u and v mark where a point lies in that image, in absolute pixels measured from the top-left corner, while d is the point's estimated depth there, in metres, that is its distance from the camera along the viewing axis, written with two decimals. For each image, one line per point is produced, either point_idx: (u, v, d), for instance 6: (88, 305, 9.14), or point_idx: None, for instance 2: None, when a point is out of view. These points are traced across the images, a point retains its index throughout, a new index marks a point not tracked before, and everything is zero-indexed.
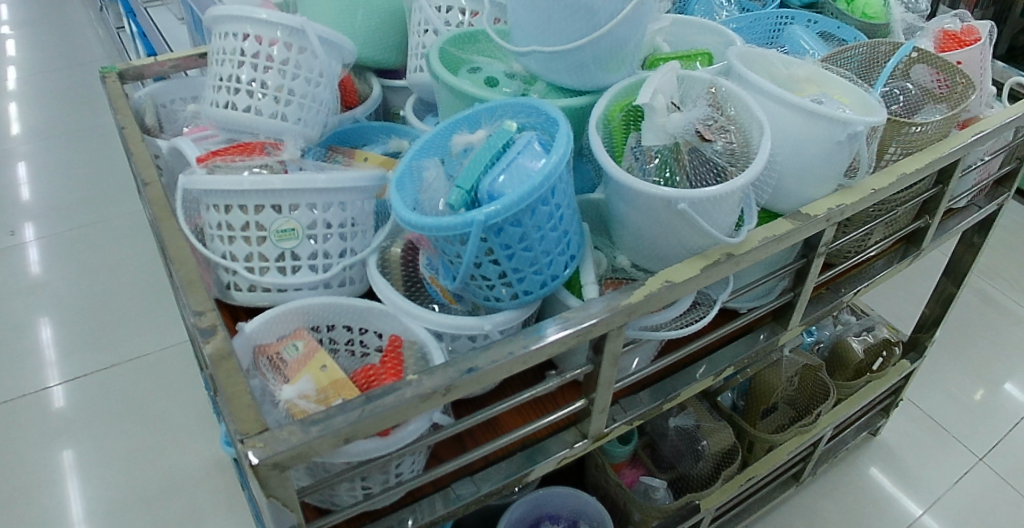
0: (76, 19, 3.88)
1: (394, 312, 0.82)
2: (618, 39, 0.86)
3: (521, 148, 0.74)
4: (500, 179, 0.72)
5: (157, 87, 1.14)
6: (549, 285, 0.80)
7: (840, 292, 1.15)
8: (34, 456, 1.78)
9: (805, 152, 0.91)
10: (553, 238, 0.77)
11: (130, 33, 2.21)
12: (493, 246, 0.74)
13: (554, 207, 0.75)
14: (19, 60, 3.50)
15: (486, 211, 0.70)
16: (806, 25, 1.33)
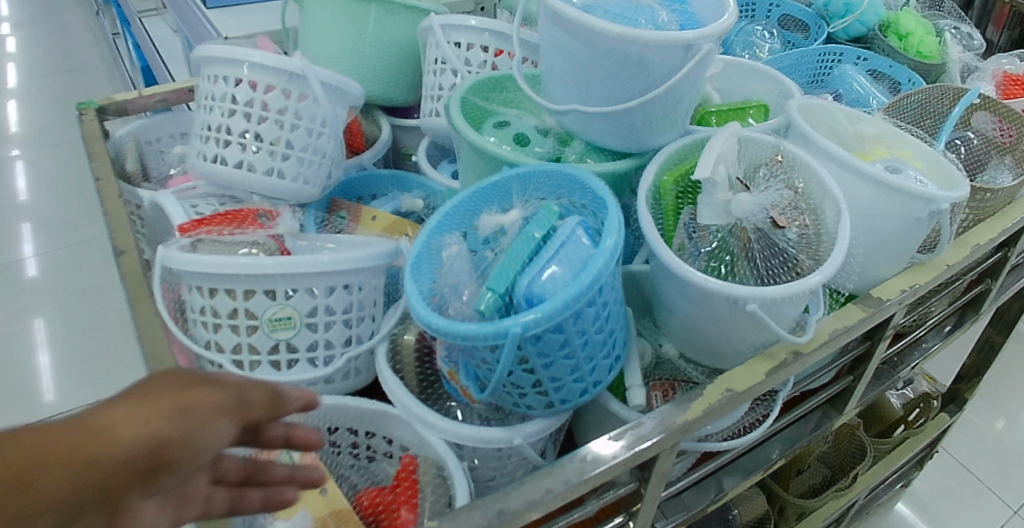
0: (70, 18, 3.73)
1: (406, 418, 0.70)
2: (673, 100, 0.74)
3: (565, 239, 0.62)
4: (541, 278, 0.60)
5: (141, 124, 1.02)
6: (589, 392, 0.68)
7: (897, 367, 1.03)
8: None
9: (879, 228, 0.79)
10: (598, 341, 0.65)
11: (123, 42, 2.08)
12: (528, 355, 0.62)
13: (601, 307, 0.63)
14: (9, 59, 3.35)
15: (525, 320, 0.58)
16: (856, 62, 1.21)
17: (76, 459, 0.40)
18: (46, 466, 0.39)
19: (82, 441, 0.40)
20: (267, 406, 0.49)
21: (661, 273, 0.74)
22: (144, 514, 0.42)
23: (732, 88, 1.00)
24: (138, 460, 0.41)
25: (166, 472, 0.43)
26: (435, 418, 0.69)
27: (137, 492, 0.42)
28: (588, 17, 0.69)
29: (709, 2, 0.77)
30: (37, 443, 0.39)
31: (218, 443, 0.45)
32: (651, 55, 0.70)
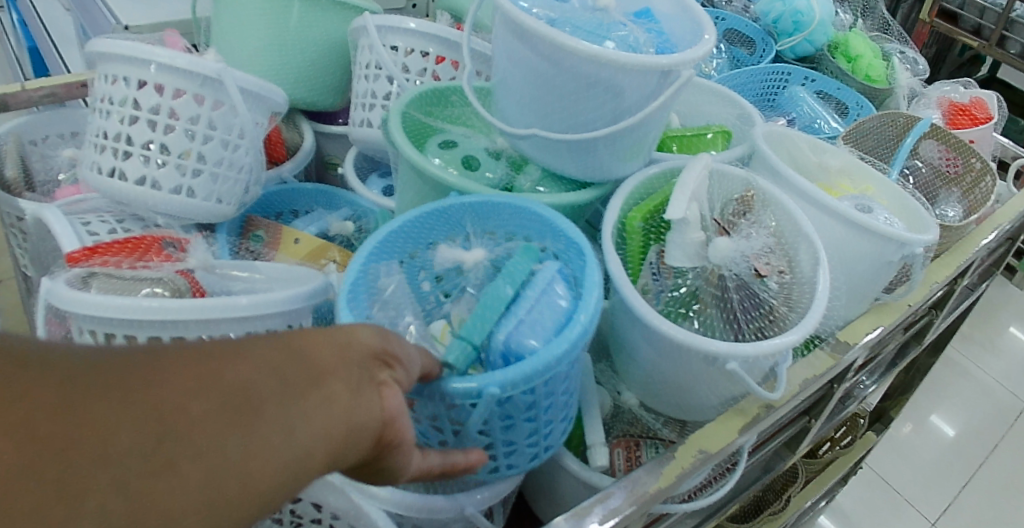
0: None
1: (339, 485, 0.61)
2: (643, 128, 0.68)
3: (545, 288, 0.56)
4: (520, 332, 0.53)
5: (23, 121, 0.87)
6: (540, 458, 0.60)
7: (847, 402, 1.01)
8: None
9: (848, 270, 0.75)
10: (562, 404, 0.58)
11: (8, 19, 1.86)
12: (491, 418, 0.53)
13: (572, 369, 0.57)
14: None
15: (504, 380, 0.50)
16: (803, 82, 1.16)
17: (327, 344, 0.40)
18: (313, 348, 0.39)
19: (326, 332, 0.41)
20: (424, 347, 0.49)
21: (624, 315, 0.67)
22: (396, 394, 0.42)
23: (693, 110, 0.95)
24: (372, 345, 0.42)
25: (396, 363, 0.44)
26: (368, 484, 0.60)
27: (383, 371, 0.42)
28: (556, 31, 0.61)
29: (685, 25, 0.73)
30: (295, 334, 0.40)
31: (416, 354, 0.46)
32: (624, 80, 0.63)
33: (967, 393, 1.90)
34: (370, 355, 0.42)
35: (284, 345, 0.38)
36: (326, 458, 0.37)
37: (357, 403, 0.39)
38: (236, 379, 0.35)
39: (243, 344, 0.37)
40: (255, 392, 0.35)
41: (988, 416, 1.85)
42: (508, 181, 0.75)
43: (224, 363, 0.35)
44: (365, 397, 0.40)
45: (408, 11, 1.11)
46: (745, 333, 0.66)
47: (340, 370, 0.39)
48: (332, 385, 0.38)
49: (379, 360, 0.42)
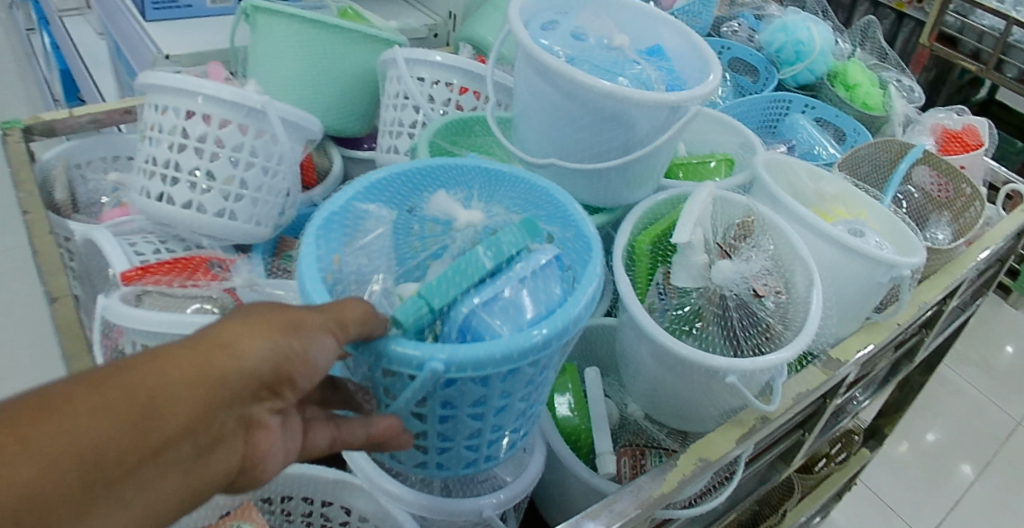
0: None
1: (368, 488, 0.67)
2: (652, 157, 0.73)
3: (536, 275, 0.53)
4: (489, 317, 0.50)
5: (71, 146, 0.93)
6: (476, 466, 0.58)
7: (841, 418, 1.06)
8: None
9: (842, 290, 0.80)
10: (516, 409, 0.55)
11: (44, 44, 1.95)
12: (432, 401, 0.51)
13: (536, 375, 0.54)
14: None
15: (452, 359, 0.47)
16: (804, 110, 1.23)
17: (203, 388, 0.37)
18: (184, 397, 0.36)
19: (207, 364, 0.38)
20: (363, 318, 0.46)
21: (631, 329, 0.74)
22: (271, 432, 0.42)
23: (698, 138, 1.01)
24: (260, 375, 0.40)
25: (281, 390, 0.42)
26: (393, 486, 0.65)
27: (260, 406, 0.41)
28: (572, 70, 0.66)
29: (695, 64, 0.79)
30: (167, 374, 0.36)
31: (327, 360, 0.43)
32: (638, 114, 0.68)
33: (961, 411, 1.94)
34: (252, 389, 0.40)
35: (150, 395, 0.35)
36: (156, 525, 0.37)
37: (210, 463, 0.38)
38: (82, 460, 0.33)
39: (98, 404, 0.34)
40: (102, 472, 0.34)
41: (981, 434, 1.89)
42: None
43: (70, 438, 0.33)
44: (223, 453, 0.39)
45: (430, 41, 1.16)
46: (744, 349, 0.72)
47: (208, 424, 0.37)
48: (189, 448, 0.37)
49: (260, 391, 0.40)
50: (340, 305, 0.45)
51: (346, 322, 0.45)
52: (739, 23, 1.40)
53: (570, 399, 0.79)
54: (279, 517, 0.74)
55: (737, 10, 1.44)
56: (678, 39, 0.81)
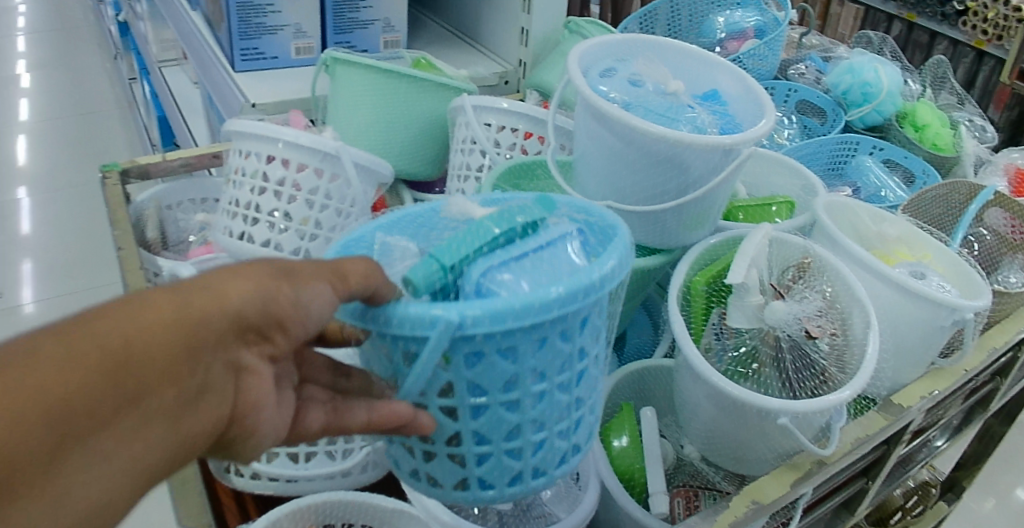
0: (91, 72, 3.84)
1: (424, 518, 0.70)
2: (707, 201, 0.74)
3: (556, 239, 0.50)
4: (506, 277, 0.47)
5: (163, 189, 1.02)
6: (523, 482, 0.54)
7: (908, 467, 1.02)
8: None
9: (904, 334, 0.79)
10: (554, 398, 0.51)
11: (145, 95, 2.13)
12: (458, 388, 0.48)
13: (570, 348, 0.49)
14: (26, 108, 3.44)
15: (468, 312, 0.44)
16: (871, 152, 1.19)
17: (181, 333, 0.37)
18: (166, 341, 0.36)
19: (184, 310, 0.37)
20: (367, 276, 0.44)
21: (687, 371, 0.75)
22: (261, 381, 0.42)
23: (757, 180, 1.01)
24: (243, 317, 0.40)
25: (270, 335, 0.42)
26: (448, 517, 0.68)
27: (246, 351, 0.41)
28: (628, 115, 0.68)
29: (751, 108, 0.78)
30: (142, 321, 0.36)
31: (323, 310, 0.43)
32: (691, 156, 0.69)
33: None
34: (234, 332, 0.39)
35: (124, 342, 0.35)
36: (146, 476, 0.37)
37: (200, 411, 0.39)
38: (50, 415, 0.32)
39: (66, 355, 0.33)
40: (76, 427, 0.33)
41: None
42: None
43: (37, 394, 0.32)
44: (211, 400, 0.39)
45: (501, 88, 1.21)
46: (800, 393, 0.71)
47: (191, 368, 0.37)
48: (173, 396, 0.37)
49: (243, 335, 0.40)
50: (341, 263, 0.44)
51: (341, 272, 0.44)
52: (806, 65, 1.39)
53: (627, 440, 0.79)
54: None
55: (805, 53, 1.44)
56: (735, 84, 0.81)
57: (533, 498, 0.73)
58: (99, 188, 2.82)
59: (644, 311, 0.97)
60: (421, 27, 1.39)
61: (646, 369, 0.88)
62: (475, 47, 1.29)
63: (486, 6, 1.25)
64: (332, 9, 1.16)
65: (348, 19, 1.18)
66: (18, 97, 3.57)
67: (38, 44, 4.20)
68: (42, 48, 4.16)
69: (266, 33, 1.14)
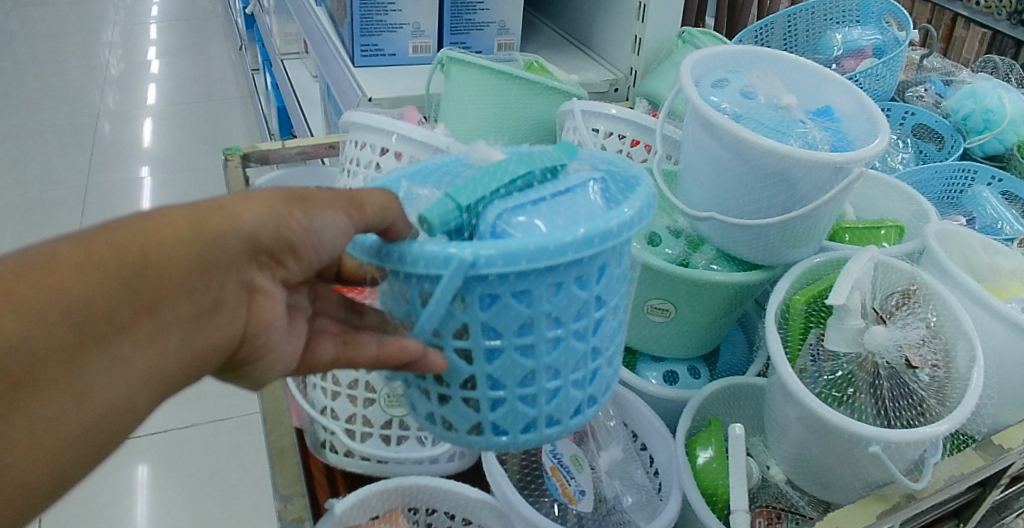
0: (216, 62, 4.11)
1: (506, 509, 0.74)
2: (813, 222, 0.73)
3: (576, 186, 0.49)
4: (523, 220, 0.46)
5: (279, 174, 1.09)
6: (537, 431, 0.52)
7: (1007, 514, 0.98)
8: (86, 505, 1.67)
9: (1012, 375, 0.76)
10: (569, 346, 0.49)
11: (267, 87, 2.27)
12: (473, 330, 0.47)
13: (587, 295, 0.48)
14: (157, 93, 3.72)
15: (481, 251, 0.43)
16: (989, 182, 1.13)
17: (196, 249, 0.41)
18: (183, 255, 0.40)
19: (199, 227, 0.41)
20: (384, 208, 0.46)
21: (782, 391, 0.74)
22: (270, 301, 0.46)
23: (868, 204, 0.98)
24: (255, 238, 0.43)
25: (281, 258, 0.45)
26: (528, 511, 0.71)
27: (258, 273, 0.45)
28: (740, 127, 0.69)
29: (863, 125, 0.75)
30: (160, 235, 0.40)
31: (335, 237, 0.45)
32: (800, 172, 0.69)
33: None
34: (245, 253, 0.43)
35: (142, 252, 0.39)
36: (162, 380, 0.41)
37: (210, 325, 0.43)
38: (71, 315, 0.36)
39: (89, 262, 0.37)
40: (95, 328, 0.37)
41: None
42: (685, 257, 0.84)
43: (61, 295, 0.36)
44: (223, 315, 0.43)
45: (611, 95, 1.23)
46: (895, 422, 0.70)
47: (203, 283, 0.41)
48: (187, 308, 0.41)
49: (255, 257, 0.44)
50: (358, 193, 0.46)
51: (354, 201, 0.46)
52: (926, 88, 1.33)
53: (711, 455, 0.79)
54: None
55: (925, 76, 1.38)
56: (847, 99, 0.79)
57: (614, 504, 0.80)
58: (218, 172, 3.02)
59: (739, 328, 0.98)
60: (535, 31, 1.42)
61: (737, 386, 0.87)
62: (586, 53, 1.32)
63: (600, 13, 1.27)
64: (450, 11, 1.21)
65: (465, 21, 1.22)
66: (148, 82, 3.85)
67: (169, 34, 4.52)
68: (172, 37, 4.46)
69: (386, 31, 1.20)
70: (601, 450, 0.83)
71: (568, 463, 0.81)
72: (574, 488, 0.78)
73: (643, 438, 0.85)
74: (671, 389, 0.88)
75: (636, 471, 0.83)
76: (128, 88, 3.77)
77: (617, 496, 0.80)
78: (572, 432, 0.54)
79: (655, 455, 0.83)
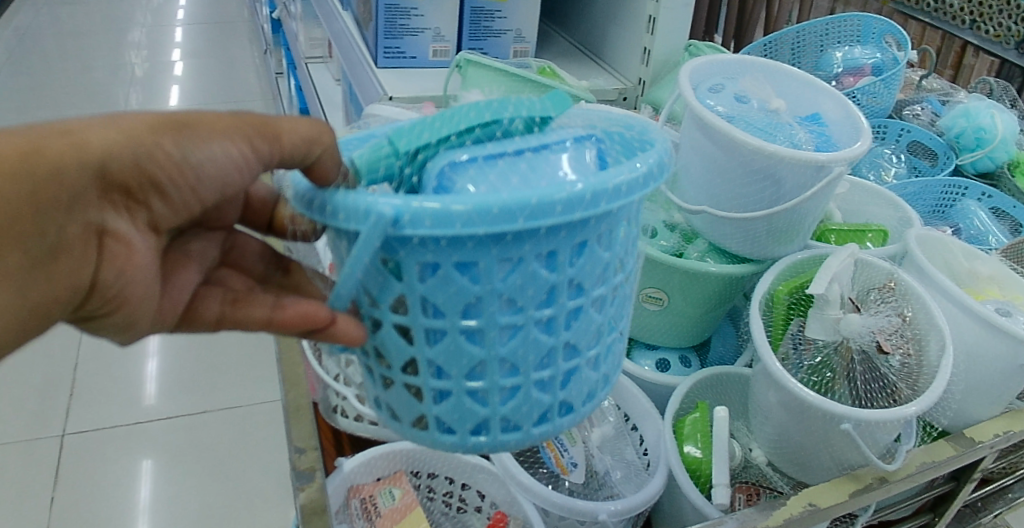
0: (240, 66, 4.22)
1: (502, 476, 0.80)
2: (798, 217, 0.78)
3: (549, 144, 0.49)
4: (469, 174, 0.47)
5: None
6: (489, 434, 0.52)
7: (985, 511, 1.01)
8: (98, 487, 1.73)
9: (981, 372, 0.80)
10: (525, 340, 0.48)
11: (292, 89, 2.34)
12: (411, 304, 0.47)
13: (549, 284, 0.46)
14: (182, 95, 3.83)
15: (406, 207, 0.42)
16: (979, 198, 1.18)
17: (24, 189, 0.44)
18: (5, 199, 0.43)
19: (32, 163, 0.44)
20: (301, 143, 0.47)
21: (765, 375, 0.79)
22: (126, 245, 0.49)
23: (855, 209, 1.03)
24: (106, 169, 0.46)
25: (140, 198, 0.48)
26: (526, 479, 0.77)
27: (112, 214, 0.48)
28: (732, 126, 0.75)
29: (847, 131, 0.81)
30: None
31: (216, 166, 0.47)
32: (784, 170, 0.74)
33: None
34: (93, 184, 0.46)
35: None
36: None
37: (55, 269, 0.47)
38: None
39: None
40: None
41: None
42: (680, 249, 0.90)
43: None
44: (67, 261, 0.47)
45: (621, 103, 1.29)
46: (868, 404, 0.74)
47: (37, 225, 0.45)
48: (17, 256, 0.45)
49: (107, 196, 0.47)
50: (276, 125, 0.48)
51: (265, 131, 0.47)
52: (923, 107, 1.38)
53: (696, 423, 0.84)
54: (423, 492, 0.87)
55: (923, 96, 1.43)
56: (836, 109, 0.84)
57: (605, 478, 0.84)
58: None
59: (730, 323, 1.03)
60: (550, 42, 1.49)
61: (724, 374, 0.93)
62: (598, 63, 1.38)
63: (612, 25, 1.33)
64: (471, 18, 1.27)
65: (484, 28, 1.29)
66: (172, 84, 3.95)
67: (194, 37, 4.62)
68: (200, 40, 4.59)
69: (408, 35, 1.27)
70: (594, 427, 0.88)
71: (561, 436, 0.84)
72: (566, 460, 0.83)
73: (635, 419, 0.91)
74: (662, 374, 0.94)
75: (626, 448, 0.88)
76: (152, 88, 3.87)
77: (607, 471, 0.84)
78: (538, 439, 0.54)
79: (646, 435, 0.89)
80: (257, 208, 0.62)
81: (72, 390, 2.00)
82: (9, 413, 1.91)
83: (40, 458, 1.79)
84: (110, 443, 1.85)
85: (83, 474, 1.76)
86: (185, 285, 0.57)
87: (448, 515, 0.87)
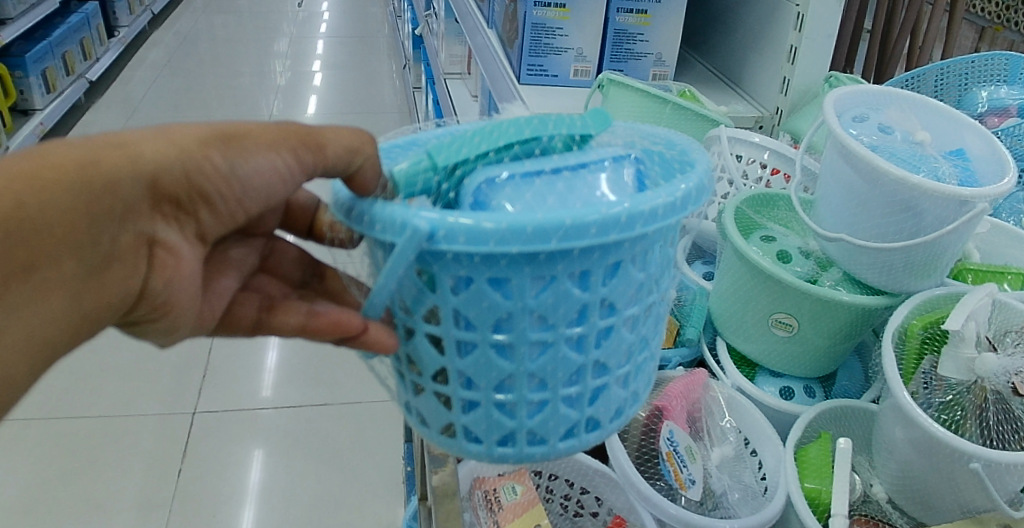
0: (375, 80, 4.48)
1: (622, 483, 0.84)
2: (936, 252, 0.78)
3: (587, 163, 0.52)
4: (506, 188, 0.50)
5: None
6: (515, 446, 0.55)
7: None
8: (220, 464, 1.86)
9: None
10: (553, 357, 0.51)
11: (429, 102, 2.50)
12: (444, 316, 0.50)
13: (578, 304, 0.49)
14: (321, 104, 4.10)
15: (441, 223, 0.45)
16: None
17: (84, 202, 0.50)
18: (65, 214, 0.50)
19: (90, 176, 0.50)
20: (341, 157, 0.52)
21: (891, 411, 0.79)
22: (173, 257, 0.57)
23: (994, 251, 1.00)
24: (157, 183, 0.53)
25: (188, 211, 0.56)
26: (646, 490, 0.81)
27: (164, 226, 0.56)
28: (879, 159, 0.76)
29: (989, 165, 0.81)
30: (49, 189, 0.49)
31: (262, 175, 0.53)
32: (927, 203, 0.75)
33: None
34: (145, 197, 0.53)
35: (24, 210, 0.49)
36: (60, 326, 0.54)
37: (108, 275, 0.55)
38: None
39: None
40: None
41: None
42: (813, 275, 0.91)
43: None
44: (119, 268, 0.55)
45: (755, 131, 1.31)
46: (1000, 446, 0.74)
47: (94, 234, 0.52)
48: (73, 267, 0.52)
49: (158, 209, 0.55)
50: (320, 135, 0.53)
51: (310, 143, 0.53)
52: None
53: (818, 453, 0.85)
54: (543, 492, 0.94)
55: None
56: (980, 143, 0.84)
57: (721, 500, 0.87)
58: None
59: (856, 358, 1.02)
60: (687, 67, 1.53)
61: (847, 406, 0.92)
62: (734, 90, 1.41)
63: (750, 53, 1.36)
64: (612, 40, 1.34)
65: (625, 50, 1.35)
66: (311, 93, 4.25)
67: (335, 50, 4.95)
68: (341, 53, 4.91)
69: (552, 54, 1.34)
70: (713, 446, 0.92)
71: (683, 452, 0.88)
72: (685, 476, 0.86)
73: (755, 443, 0.92)
74: (786, 402, 0.95)
75: (744, 471, 0.90)
76: (293, 98, 4.16)
77: (723, 492, 0.88)
78: (564, 452, 0.56)
79: (765, 460, 0.89)
80: (298, 215, 0.69)
81: (207, 364, 2.18)
82: (153, 380, 2.11)
83: (173, 426, 1.96)
84: (233, 424, 1.98)
85: (207, 450, 1.89)
86: (224, 290, 0.65)
87: (566, 516, 0.94)
